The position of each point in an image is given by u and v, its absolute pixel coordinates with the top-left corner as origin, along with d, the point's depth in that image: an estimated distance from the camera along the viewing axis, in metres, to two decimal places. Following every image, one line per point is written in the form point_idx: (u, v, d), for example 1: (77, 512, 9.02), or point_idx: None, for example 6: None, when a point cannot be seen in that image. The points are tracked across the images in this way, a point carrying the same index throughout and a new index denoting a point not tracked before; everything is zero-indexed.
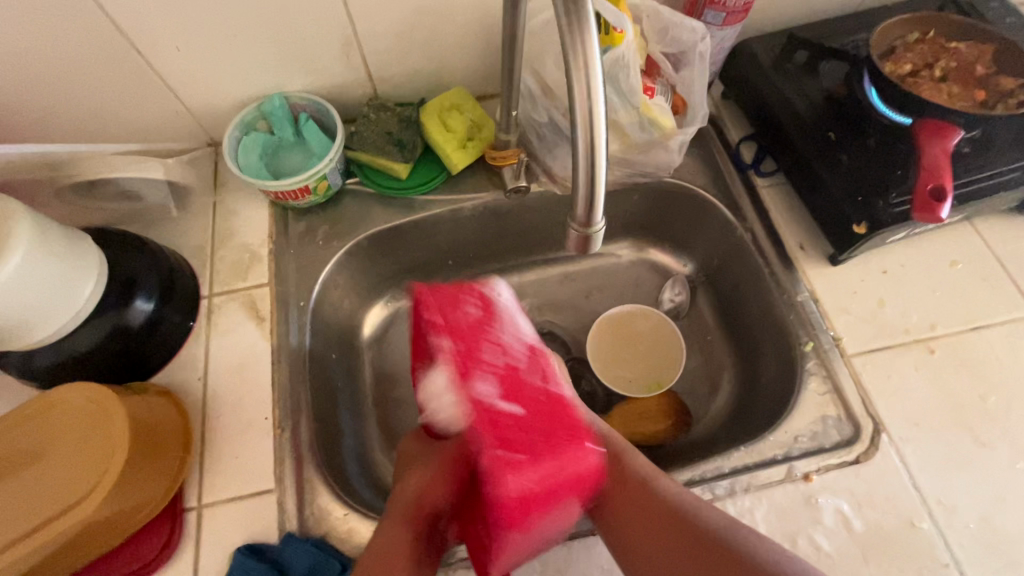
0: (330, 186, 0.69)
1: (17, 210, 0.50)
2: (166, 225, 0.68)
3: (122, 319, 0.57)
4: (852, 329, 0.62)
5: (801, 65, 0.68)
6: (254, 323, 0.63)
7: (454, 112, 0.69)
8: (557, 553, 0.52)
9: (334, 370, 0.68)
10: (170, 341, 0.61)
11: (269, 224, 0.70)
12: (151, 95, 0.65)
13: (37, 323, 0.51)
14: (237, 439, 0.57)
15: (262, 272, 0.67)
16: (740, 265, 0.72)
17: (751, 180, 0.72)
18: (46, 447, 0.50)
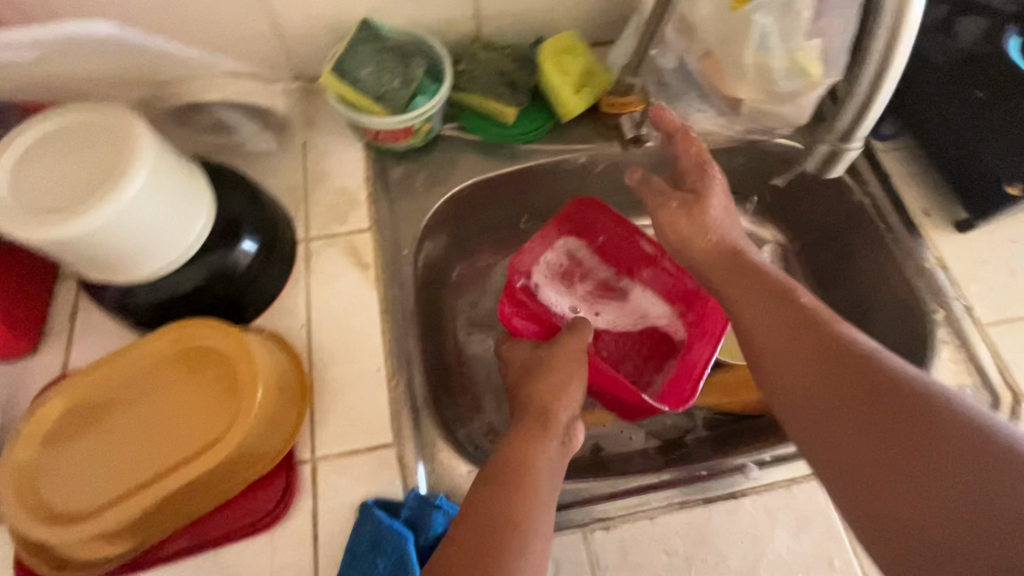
0: (431, 129, 0.64)
1: (134, 124, 0.45)
2: (255, 162, 0.63)
3: (230, 257, 0.52)
4: (985, 298, 0.60)
5: (938, 20, 0.64)
6: (358, 270, 0.59)
7: (568, 54, 0.64)
8: (697, 517, 0.50)
9: (433, 325, 0.65)
10: (271, 284, 0.57)
11: (365, 167, 0.65)
12: (247, 16, 0.59)
13: (153, 252, 0.47)
14: (348, 390, 0.53)
15: (362, 217, 0.62)
16: (852, 233, 0.69)
17: (870, 143, 0.69)
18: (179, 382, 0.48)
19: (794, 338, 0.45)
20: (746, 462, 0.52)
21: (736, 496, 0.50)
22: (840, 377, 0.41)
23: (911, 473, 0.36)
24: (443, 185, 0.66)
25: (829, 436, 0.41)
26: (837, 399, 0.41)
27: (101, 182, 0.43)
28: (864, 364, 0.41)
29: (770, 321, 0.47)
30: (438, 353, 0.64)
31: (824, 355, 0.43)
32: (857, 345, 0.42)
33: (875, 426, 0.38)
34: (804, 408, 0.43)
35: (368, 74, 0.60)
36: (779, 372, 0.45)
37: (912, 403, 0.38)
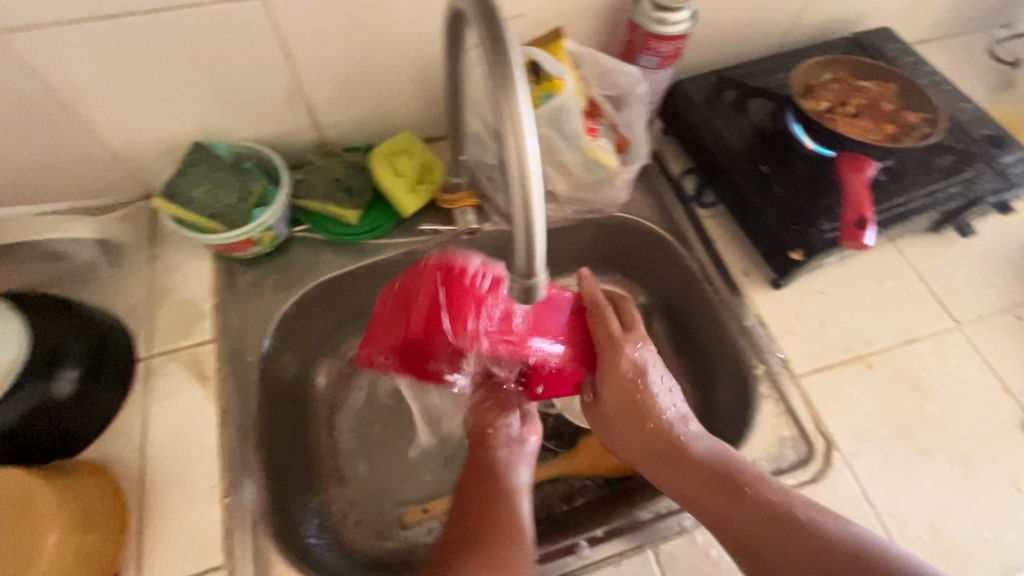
0: (276, 236, 0.67)
1: None
2: (97, 284, 0.64)
3: (47, 392, 0.52)
4: (798, 350, 0.65)
5: (732, 103, 0.72)
6: (199, 384, 0.60)
7: (402, 156, 0.69)
8: None
9: (285, 426, 0.65)
10: (102, 411, 0.56)
11: (212, 277, 0.66)
12: (78, 148, 0.61)
13: None
14: (181, 512, 0.53)
15: (206, 329, 0.63)
16: (691, 294, 0.74)
17: (695, 211, 0.75)
18: None
19: (697, 474, 0.54)
20: (578, 540, 0.54)
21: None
22: (778, 537, 0.49)
23: (785, 550, 0.48)
24: (293, 287, 0.68)
25: (763, 550, 0.49)
26: (789, 552, 0.48)
27: None
28: (763, 509, 0.50)
29: (693, 492, 0.53)
30: (294, 455, 0.65)
31: (733, 498, 0.51)
32: (772, 499, 0.51)
33: (782, 533, 0.49)
34: (747, 544, 0.49)
35: (201, 193, 0.63)
36: (715, 515, 0.52)
37: (817, 546, 0.47)
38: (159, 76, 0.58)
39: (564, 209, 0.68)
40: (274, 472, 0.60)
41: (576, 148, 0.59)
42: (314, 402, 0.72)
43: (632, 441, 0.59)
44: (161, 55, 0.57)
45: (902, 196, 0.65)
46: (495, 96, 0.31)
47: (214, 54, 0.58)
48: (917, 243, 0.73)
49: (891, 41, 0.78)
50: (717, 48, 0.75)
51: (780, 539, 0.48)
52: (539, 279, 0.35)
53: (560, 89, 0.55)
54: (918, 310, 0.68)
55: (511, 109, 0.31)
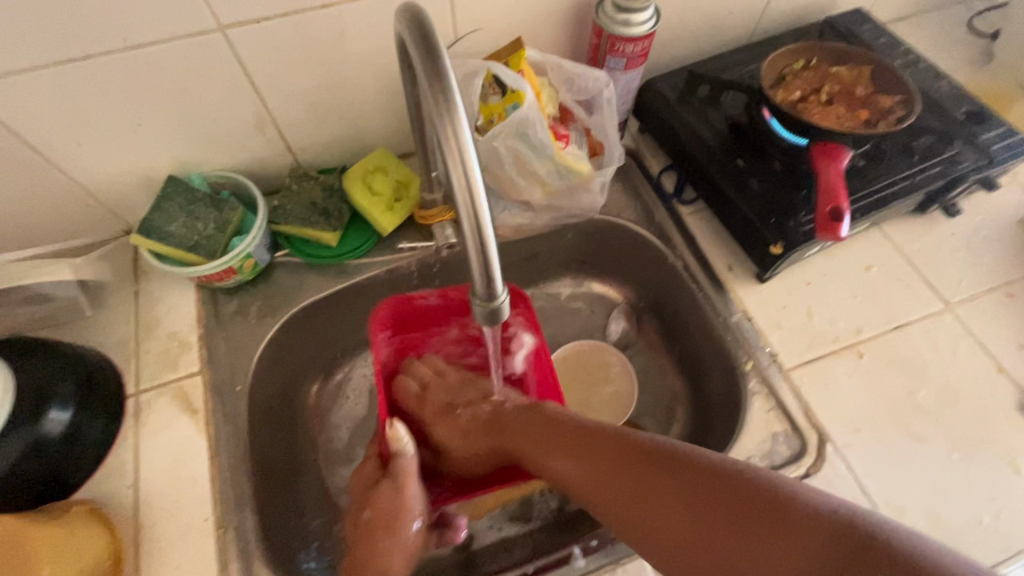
0: (257, 263, 0.67)
1: None
2: (84, 323, 0.64)
3: (36, 433, 0.53)
4: (787, 343, 0.64)
5: (704, 98, 0.72)
6: (188, 417, 0.60)
7: (377, 174, 0.69)
8: None
9: (277, 452, 0.65)
10: (93, 450, 0.57)
11: (196, 308, 0.67)
12: (54, 189, 0.62)
13: None
14: (176, 547, 0.53)
15: (193, 360, 0.64)
16: (676, 293, 0.73)
17: (676, 209, 0.74)
18: None
19: (589, 447, 0.53)
20: (571, 550, 0.54)
21: None
22: (653, 485, 0.47)
23: (651, 501, 0.46)
24: (277, 312, 0.68)
25: (645, 513, 0.46)
26: (655, 498, 0.46)
27: None
28: (640, 467, 0.48)
29: (578, 466, 0.52)
30: (289, 481, 0.65)
31: (613, 466, 0.50)
32: (655, 449, 0.49)
33: (639, 479, 0.48)
34: (625, 514, 0.47)
35: (178, 227, 0.63)
36: (594, 488, 0.51)
37: (690, 480, 0.45)
38: (126, 114, 0.58)
39: (542, 217, 0.68)
40: (267, 501, 0.60)
41: (546, 157, 0.59)
42: (307, 426, 0.72)
43: (535, 432, 0.58)
44: (127, 94, 0.57)
45: (883, 181, 0.64)
46: (435, 122, 0.31)
47: (180, 88, 0.58)
48: (903, 226, 0.72)
49: (864, 23, 0.77)
50: (687, 43, 0.75)
51: (648, 484, 0.47)
52: (501, 300, 0.35)
53: (523, 99, 0.54)
54: (907, 294, 0.67)
55: (453, 133, 0.31)
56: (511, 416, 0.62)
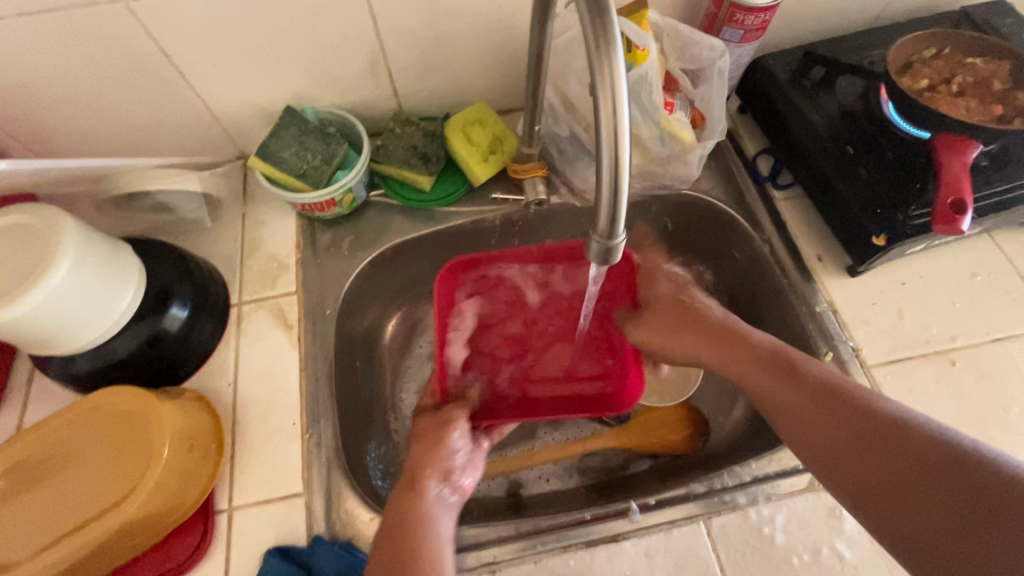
0: (354, 199, 0.71)
1: (65, 219, 0.52)
2: (198, 235, 0.70)
3: (158, 326, 0.59)
4: (871, 340, 0.63)
5: (817, 81, 0.70)
6: (282, 331, 0.65)
7: (476, 126, 0.71)
8: (580, 555, 0.53)
9: (355, 376, 0.70)
10: (201, 349, 0.63)
11: (296, 234, 0.71)
12: (184, 107, 0.67)
13: (82, 329, 0.53)
14: (265, 443, 0.59)
15: (290, 281, 0.69)
16: (758, 278, 0.72)
17: (768, 192, 0.72)
18: (89, 445, 0.53)
19: (825, 408, 0.47)
20: (629, 505, 0.55)
21: (616, 538, 0.54)
22: (837, 429, 0.46)
23: (829, 425, 0.47)
24: (368, 247, 0.72)
25: (806, 428, 0.48)
26: (823, 416, 0.47)
27: (32, 268, 0.50)
28: (887, 435, 0.43)
29: (749, 371, 0.55)
30: (363, 404, 0.70)
31: (856, 428, 0.45)
32: (918, 431, 0.42)
33: (808, 401, 0.49)
34: (789, 415, 0.50)
35: (291, 154, 0.67)
36: (766, 390, 0.53)
37: (867, 416, 0.45)
38: (257, 43, 0.62)
39: (632, 184, 0.68)
40: (345, 417, 0.65)
41: (653, 121, 0.59)
42: (379, 358, 0.76)
43: (703, 337, 0.60)
44: (259, 22, 0.60)
45: (1005, 184, 0.60)
46: (592, 57, 0.32)
47: (309, 24, 0.62)
48: (1018, 237, 0.68)
49: (1007, 16, 0.71)
50: (805, 22, 0.72)
51: (818, 411, 0.48)
52: (619, 240, 0.36)
53: (642, 60, 0.56)
54: (1012, 306, 0.64)
55: (608, 67, 0.32)
56: (744, 348, 0.56)
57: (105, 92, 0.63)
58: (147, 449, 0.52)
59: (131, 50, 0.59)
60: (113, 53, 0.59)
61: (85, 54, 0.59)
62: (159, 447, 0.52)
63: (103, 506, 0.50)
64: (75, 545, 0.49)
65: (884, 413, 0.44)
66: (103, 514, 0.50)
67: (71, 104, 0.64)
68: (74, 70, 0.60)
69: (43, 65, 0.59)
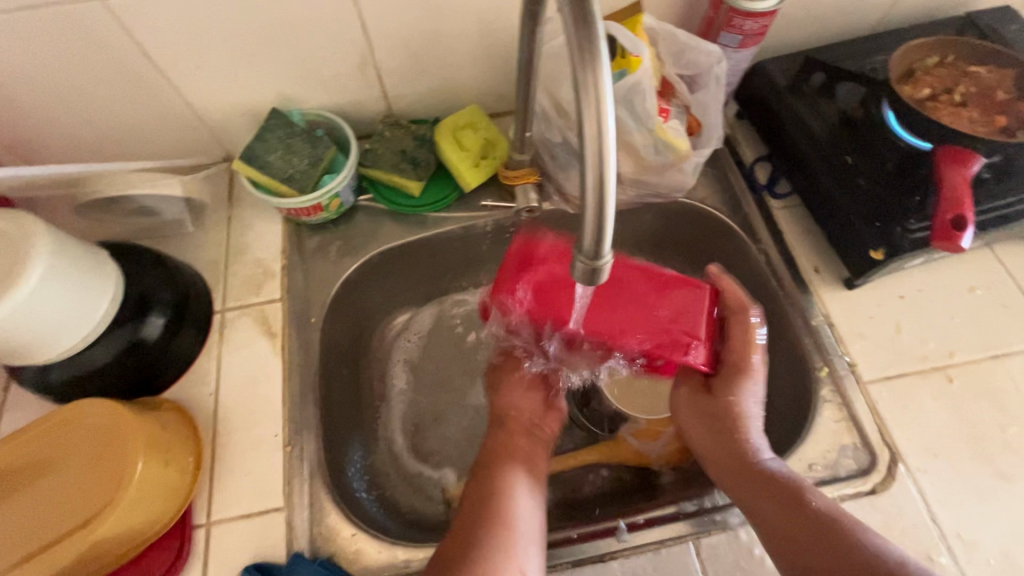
0: (342, 204, 0.69)
1: (39, 226, 0.51)
2: (181, 240, 0.69)
3: (137, 334, 0.57)
4: (868, 355, 0.61)
5: (818, 87, 0.68)
6: (266, 339, 0.64)
7: (468, 130, 0.69)
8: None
9: (341, 384, 0.69)
10: (182, 357, 0.61)
11: (282, 239, 0.70)
12: (167, 109, 0.65)
13: (56, 338, 0.52)
14: (247, 455, 0.57)
15: (275, 288, 0.67)
16: (754, 289, 0.70)
17: (766, 201, 0.71)
18: (63, 457, 0.52)
19: (819, 533, 0.47)
20: (618, 523, 0.54)
21: (603, 556, 0.53)
22: (836, 559, 0.45)
23: (828, 555, 0.45)
24: (356, 253, 0.70)
25: (799, 554, 0.47)
26: (820, 543, 0.46)
27: (4, 277, 0.48)
28: (833, 546, 0.46)
29: (744, 485, 0.53)
30: (348, 413, 0.68)
31: (797, 530, 0.48)
32: (857, 544, 0.45)
33: (806, 524, 0.48)
34: (776, 534, 0.49)
35: (276, 158, 0.65)
36: (761, 506, 0.51)
37: (867, 557, 0.44)
38: (241, 44, 0.61)
39: (626, 191, 0.67)
40: (330, 427, 0.63)
41: (647, 129, 0.58)
42: (367, 365, 0.75)
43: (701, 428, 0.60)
44: (243, 22, 0.58)
45: (1008, 197, 0.59)
46: (576, 71, 0.31)
47: (294, 24, 0.60)
48: (1019, 250, 0.66)
49: (1012, 22, 0.69)
50: (806, 26, 0.70)
51: (816, 539, 0.47)
52: (605, 260, 0.35)
53: (636, 66, 0.54)
54: (1012, 321, 0.62)
55: (592, 82, 0.30)
56: (739, 459, 0.55)
57: (86, 93, 0.62)
58: (123, 462, 0.51)
59: (110, 50, 0.58)
60: (91, 53, 0.57)
61: (63, 54, 0.57)
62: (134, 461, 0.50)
63: (77, 521, 0.49)
64: (46, 562, 0.47)
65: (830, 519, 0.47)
66: (76, 530, 0.49)
67: (50, 105, 0.62)
68: (52, 70, 0.58)
69: (19, 64, 0.57)
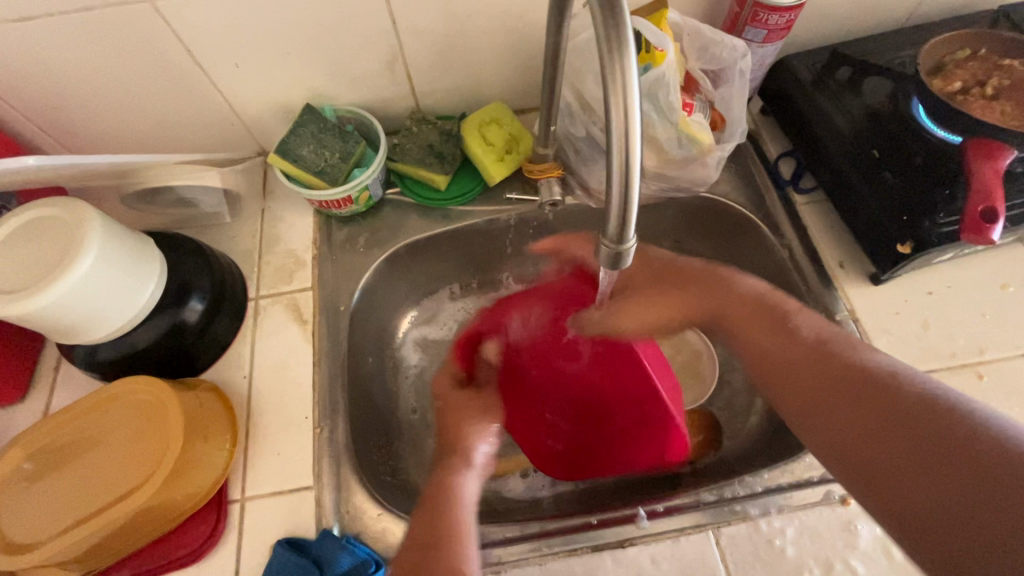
0: (371, 197, 0.71)
1: (92, 213, 0.54)
2: (218, 230, 0.72)
3: (178, 318, 0.60)
4: (894, 350, 0.61)
5: (844, 82, 0.67)
6: (297, 326, 0.66)
7: (493, 126, 0.71)
8: (584, 561, 0.53)
9: (368, 372, 0.71)
10: (218, 341, 0.64)
11: (313, 231, 0.73)
12: (208, 105, 0.69)
13: (106, 319, 0.55)
14: (278, 436, 0.60)
15: (306, 277, 0.70)
16: (777, 284, 0.70)
17: (790, 197, 0.71)
18: (110, 431, 0.55)
19: (835, 381, 0.47)
20: (638, 511, 0.54)
21: (621, 544, 0.53)
22: (846, 398, 0.46)
23: (835, 401, 0.46)
24: (383, 245, 0.73)
25: (815, 407, 0.48)
26: (835, 391, 0.47)
27: (60, 260, 0.51)
28: (891, 400, 0.43)
29: (772, 348, 0.54)
30: (374, 399, 0.70)
31: (847, 392, 0.46)
32: (916, 393, 0.42)
33: (823, 373, 0.48)
34: (798, 386, 0.50)
35: (309, 152, 0.68)
36: (783, 368, 0.52)
37: (872, 398, 0.44)
38: (278, 42, 0.63)
39: (648, 185, 0.68)
40: (357, 412, 0.65)
41: (671, 122, 0.58)
42: (392, 355, 0.77)
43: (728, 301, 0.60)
44: (281, 22, 0.61)
45: None
46: (604, 61, 0.32)
47: (328, 23, 0.62)
48: None
49: None
50: (833, 21, 0.70)
51: (831, 388, 0.47)
52: (629, 244, 0.36)
53: (661, 60, 0.56)
54: None
55: (620, 72, 0.32)
56: (770, 321, 0.55)
57: (133, 90, 0.65)
58: (165, 437, 0.53)
59: (158, 49, 0.61)
60: (140, 52, 0.61)
61: (114, 52, 0.60)
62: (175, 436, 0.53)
63: (122, 491, 0.52)
64: (95, 529, 0.50)
65: (886, 380, 0.44)
66: (122, 499, 0.52)
67: (100, 101, 0.66)
68: (103, 67, 0.62)
69: (72, 62, 0.60)
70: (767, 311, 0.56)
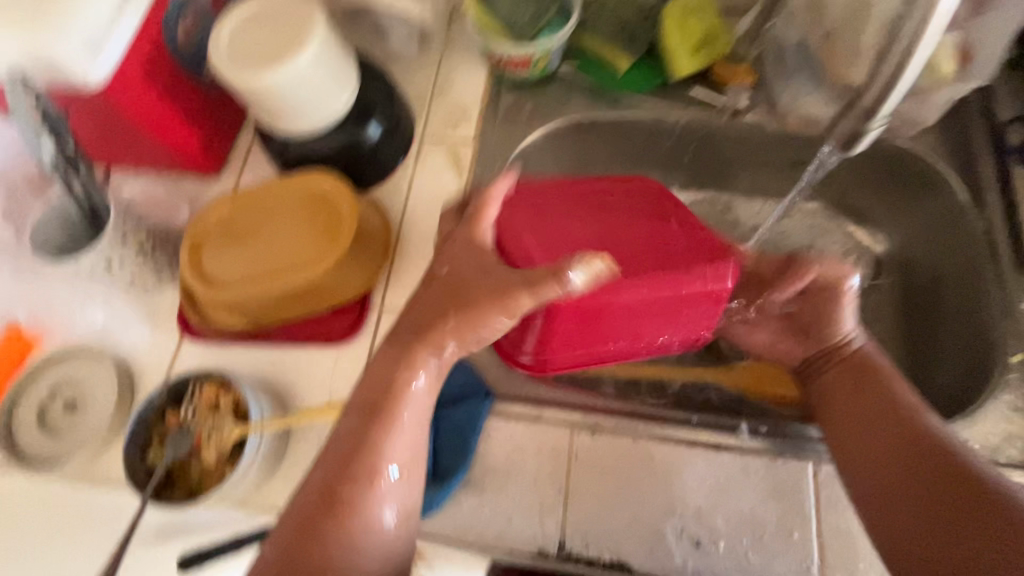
0: (548, 66, 0.71)
1: (317, 12, 0.58)
2: (399, 67, 0.75)
3: (358, 135, 0.65)
4: None
5: None
6: (453, 172, 0.70)
7: (692, 16, 0.68)
8: (678, 453, 0.55)
9: None
10: (383, 168, 0.69)
11: (484, 88, 0.74)
12: None
13: (306, 116, 0.60)
14: (422, 263, 0.65)
15: (469, 131, 0.72)
16: (955, 255, 0.64)
17: (1007, 166, 0.63)
18: (289, 213, 0.62)
19: (895, 442, 0.50)
20: (741, 424, 0.55)
21: (718, 447, 0.55)
22: (900, 461, 0.49)
23: (892, 464, 0.49)
24: (547, 117, 0.73)
25: (865, 454, 0.51)
26: (895, 454, 0.50)
27: (285, 48, 0.56)
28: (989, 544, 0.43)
29: (830, 381, 0.57)
30: None
31: (939, 513, 0.46)
32: None
33: (884, 425, 0.52)
34: (848, 423, 0.53)
35: (507, 6, 0.69)
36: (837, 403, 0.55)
37: (933, 472, 0.48)
38: None
39: None
40: None
41: None
42: None
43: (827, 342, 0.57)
44: None
45: None
46: None
47: None
48: None
49: None
50: None
51: (898, 451, 0.50)
52: None
53: None
54: None
55: None
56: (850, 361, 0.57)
57: None
58: (336, 230, 0.60)
59: None
60: None
61: None
62: (346, 231, 0.60)
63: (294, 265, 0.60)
64: (268, 289, 0.59)
65: (936, 443, 0.49)
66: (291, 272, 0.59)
67: None
68: None
69: None
70: (864, 368, 0.56)
